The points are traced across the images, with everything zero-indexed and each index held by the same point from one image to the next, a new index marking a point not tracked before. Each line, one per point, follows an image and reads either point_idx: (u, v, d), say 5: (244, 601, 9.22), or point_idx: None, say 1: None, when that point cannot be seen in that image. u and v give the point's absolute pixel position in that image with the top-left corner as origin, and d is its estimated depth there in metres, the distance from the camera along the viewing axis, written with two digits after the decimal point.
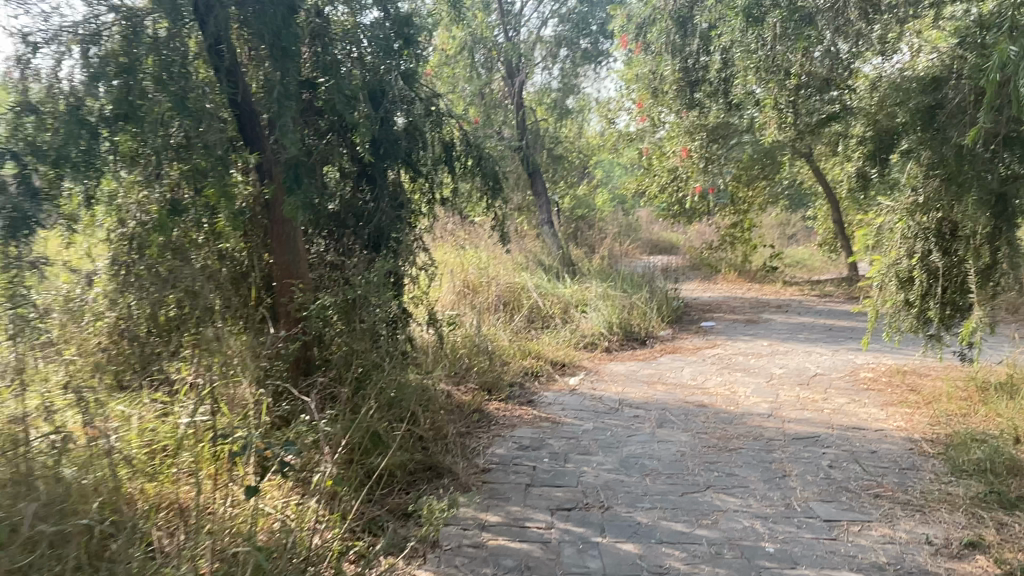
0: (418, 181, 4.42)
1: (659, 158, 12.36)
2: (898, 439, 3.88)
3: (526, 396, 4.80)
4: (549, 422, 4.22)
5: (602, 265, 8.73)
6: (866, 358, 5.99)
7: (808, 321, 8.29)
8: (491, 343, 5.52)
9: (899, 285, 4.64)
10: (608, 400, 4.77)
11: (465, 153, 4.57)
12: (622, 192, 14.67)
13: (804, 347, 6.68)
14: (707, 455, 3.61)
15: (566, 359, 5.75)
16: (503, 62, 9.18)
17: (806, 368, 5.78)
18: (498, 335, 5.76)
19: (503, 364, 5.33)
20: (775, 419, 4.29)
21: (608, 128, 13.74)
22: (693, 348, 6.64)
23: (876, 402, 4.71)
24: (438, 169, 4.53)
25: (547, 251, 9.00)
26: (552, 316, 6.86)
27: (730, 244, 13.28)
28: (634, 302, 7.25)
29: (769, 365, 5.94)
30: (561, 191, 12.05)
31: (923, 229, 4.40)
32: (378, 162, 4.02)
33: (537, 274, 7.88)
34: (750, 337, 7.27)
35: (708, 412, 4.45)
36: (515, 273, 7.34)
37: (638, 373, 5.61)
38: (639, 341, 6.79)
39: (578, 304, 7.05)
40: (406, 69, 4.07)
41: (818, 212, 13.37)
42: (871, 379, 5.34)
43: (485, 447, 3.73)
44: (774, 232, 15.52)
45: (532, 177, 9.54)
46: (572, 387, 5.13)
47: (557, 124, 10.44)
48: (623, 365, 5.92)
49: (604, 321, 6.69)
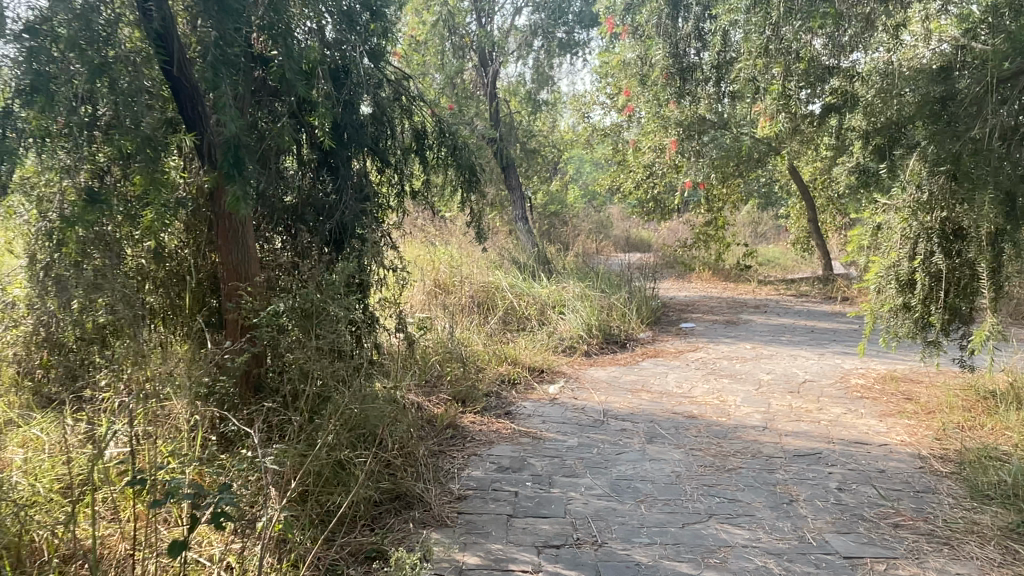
0: (386, 171, 4.02)
1: (635, 153, 12.07)
2: (905, 455, 3.60)
3: (503, 407, 4.42)
4: (529, 438, 3.86)
5: (577, 263, 8.39)
6: (856, 363, 5.75)
7: (788, 322, 8.07)
8: (464, 348, 5.13)
9: (899, 287, 4.39)
10: (591, 410, 4.43)
11: (438, 142, 4.19)
12: (595, 189, 14.37)
13: (789, 351, 6.42)
14: (704, 475, 3.28)
15: (544, 364, 5.39)
16: (475, 50, 8.83)
17: (794, 373, 5.52)
18: (472, 340, 5.37)
19: (477, 371, 4.95)
20: (772, 432, 3.99)
21: (581, 123, 13.43)
22: (675, 351, 6.34)
23: (873, 412, 4.45)
24: (408, 160, 4.14)
25: (521, 248, 8.64)
26: (528, 317, 6.49)
27: (704, 242, 13.06)
28: (612, 303, 6.93)
29: (757, 370, 5.66)
30: (534, 186, 11.68)
31: (926, 229, 4.15)
32: (340, 149, 3.63)
33: (511, 272, 7.50)
34: (732, 339, 7.01)
35: (700, 425, 4.14)
36: (488, 272, 6.95)
37: (621, 380, 5.27)
38: (619, 344, 6.46)
39: (555, 304, 6.69)
40: (374, 45, 3.77)
41: (791, 210, 13.25)
42: (864, 386, 5.09)
43: (461, 469, 3.35)
44: (747, 230, 15.39)
45: (506, 171, 9.16)
46: (552, 395, 4.78)
47: (531, 117, 10.07)
48: (604, 370, 5.59)
49: (582, 323, 6.35)
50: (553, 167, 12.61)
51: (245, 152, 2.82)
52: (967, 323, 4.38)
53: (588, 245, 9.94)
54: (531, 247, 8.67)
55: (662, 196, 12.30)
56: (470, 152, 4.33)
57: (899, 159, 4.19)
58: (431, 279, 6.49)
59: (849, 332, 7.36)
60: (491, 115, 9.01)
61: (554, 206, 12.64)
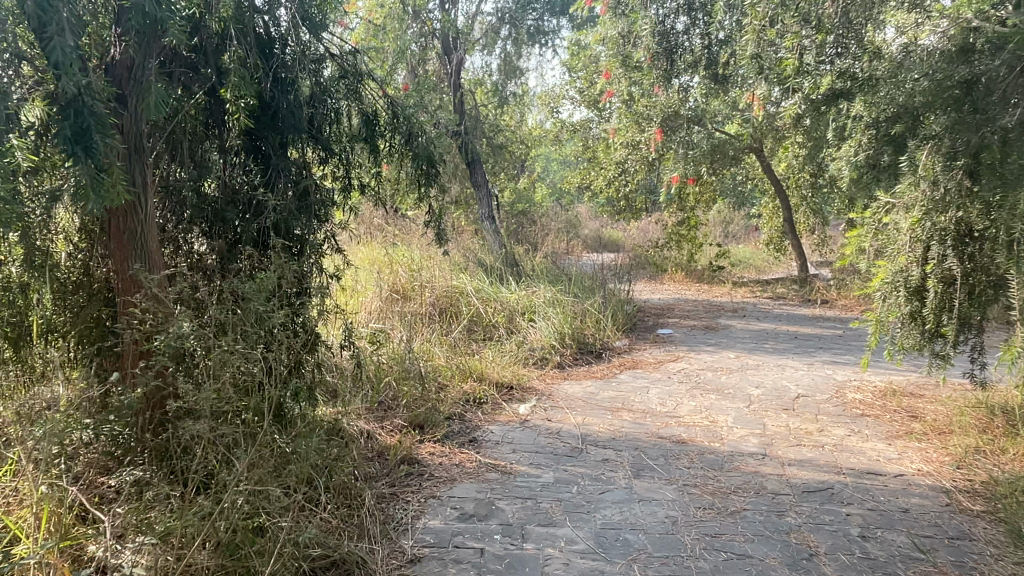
0: (330, 161, 3.45)
1: (605, 150, 11.63)
2: (926, 489, 3.16)
3: (467, 434, 3.86)
4: (497, 473, 3.32)
5: (547, 265, 7.88)
6: (849, 375, 5.35)
7: (769, 328, 7.67)
8: (424, 363, 4.56)
9: (908, 296, 3.95)
10: (568, 436, 3.90)
11: (391, 127, 3.62)
12: (563, 188, 13.87)
13: (775, 360, 5.99)
14: (704, 523, 2.78)
15: (513, 379, 4.85)
16: (438, 38, 8.31)
17: (785, 387, 5.08)
18: (435, 356, 4.79)
19: (438, 391, 4.38)
20: (773, 462, 3.52)
21: (550, 118, 12.91)
22: (655, 362, 5.85)
23: (879, 434, 4.01)
24: (355, 149, 3.59)
25: (488, 249, 8.10)
26: (494, 326, 5.96)
27: (676, 243, 12.69)
28: (587, 308, 6.42)
29: (744, 383, 5.21)
30: (501, 184, 11.13)
31: (938, 230, 3.70)
32: (270, 133, 3.11)
33: (477, 276, 6.96)
34: (713, 347, 6.55)
35: (691, 453, 3.65)
36: (452, 275, 6.38)
37: (599, 397, 4.76)
38: (593, 354, 5.97)
39: (525, 311, 6.15)
40: (313, 14, 3.21)
41: (763, 210, 12.95)
42: (862, 401, 4.66)
43: (415, 518, 2.82)
44: (718, 230, 15.08)
45: (471, 167, 8.59)
46: (523, 417, 4.24)
47: (498, 111, 9.53)
48: (579, 385, 5.07)
49: (554, 332, 5.83)
50: (522, 164, 12.08)
51: (95, 123, 2.03)
52: (978, 334, 3.98)
53: (558, 245, 9.43)
54: (498, 248, 8.13)
55: (634, 195, 11.86)
56: (433, 142, 3.76)
57: (909, 150, 3.78)
58: (388, 284, 5.90)
59: (833, 338, 6.97)
60: (455, 107, 8.45)
61: (522, 205, 12.14)
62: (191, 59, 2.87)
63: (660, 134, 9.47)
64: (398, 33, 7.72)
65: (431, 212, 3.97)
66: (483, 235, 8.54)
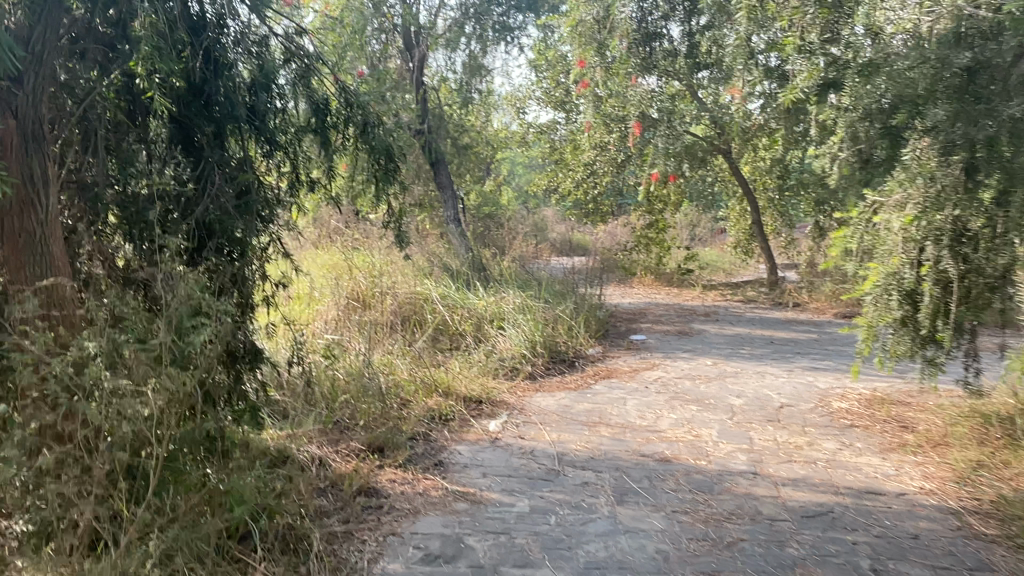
0: (276, 155, 3.06)
1: (573, 151, 11.40)
2: (933, 511, 2.92)
3: (433, 456, 3.50)
4: (466, 502, 2.97)
5: (514, 269, 7.57)
6: (832, 383, 5.14)
7: (744, 332, 7.47)
8: (383, 378, 4.19)
9: (901, 299, 3.74)
10: (542, 456, 3.57)
11: (345, 117, 3.25)
12: (530, 190, 13.56)
13: (754, 367, 5.76)
14: (700, 559, 2.49)
15: (482, 393, 4.50)
16: (400, 34, 8.01)
17: (768, 396, 4.83)
18: (398, 370, 4.41)
19: (400, 408, 4.01)
20: (767, 481, 3.25)
21: (517, 120, 12.60)
22: (631, 371, 5.56)
23: (872, 447, 3.77)
24: (303, 141, 3.22)
25: (453, 253, 7.76)
26: (461, 334, 5.62)
27: (645, 246, 12.51)
28: (558, 314, 6.10)
29: (724, 392, 4.96)
30: (466, 186, 10.80)
31: (933, 230, 3.53)
32: (202, 122, 2.74)
33: (442, 281, 6.62)
34: (689, 353, 6.30)
35: (678, 473, 3.35)
36: (416, 281, 6.03)
37: (574, 410, 4.44)
38: (566, 363, 5.66)
39: (493, 318, 5.82)
40: None
41: (730, 212, 12.86)
42: (849, 411, 4.44)
43: (371, 560, 2.47)
44: (686, 232, 14.94)
45: (436, 167, 8.25)
46: (493, 435, 3.89)
47: (463, 111, 9.19)
48: (553, 398, 4.74)
49: (525, 340, 5.50)
50: (488, 165, 11.74)
51: None
52: (971, 339, 3.81)
53: (526, 248, 9.12)
54: (464, 252, 7.78)
55: (603, 197, 11.62)
56: (393, 138, 3.42)
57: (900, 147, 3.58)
58: (346, 292, 5.52)
59: (810, 343, 6.79)
60: (418, 104, 8.11)
61: (487, 208, 11.83)
62: (108, 36, 2.49)
63: (638, 128, 9.20)
64: (358, 28, 7.32)
65: (391, 216, 3.61)
66: (448, 238, 8.17)
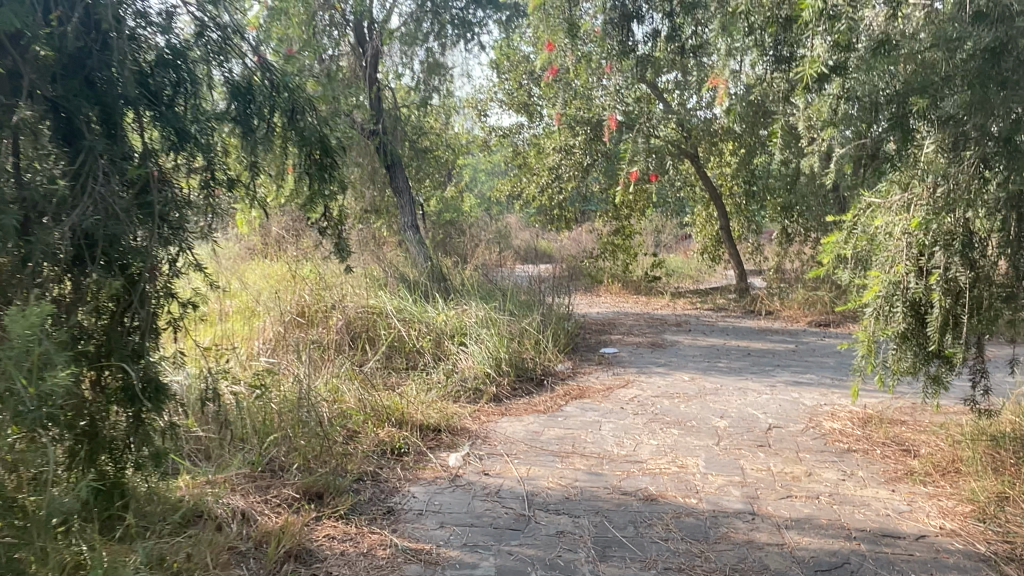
0: (185, 148, 2.54)
1: (538, 155, 11.00)
2: (964, 561, 2.53)
3: (382, 503, 2.99)
4: (421, 564, 2.48)
5: (477, 279, 7.09)
6: (819, 401, 4.78)
7: (718, 342, 7.12)
8: (327, 408, 3.67)
9: (907, 311, 3.37)
10: (510, 498, 3.08)
11: (269, 104, 2.74)
12: (492, 196, 13.09)
13: (735, 382, 5.38)
14: None
15: (440, 420, 3.99)
16: (352, 28, 7.56)
17: (754, 416, 4.43)
18: (344, 398, 3.88)
19: (345, 443, 3.48)
20: (768, 524, 2.82)
21: (478, 124, 12.14)
22: (604, 389, 5.11)
23: (877, 477, 3.39)
24: (222, 132, 2.71)
25: (412, 262, 7.30)
26: (419, 352, 5.13)
27: (612, 253, 12.16)
28: (524, 328, 5.64)
29: (707, 412, 4.55)
30: (426, 191, 10.26)
31: (943, 234, 3.19)
32: (83, 103, 2.23)
33: (398, 294, 6.12)
34: (664, 368, 5.89)
35: (666, 515, 2.91)
36: (369, 294, 5.54)
37: (544, 438, 3.96)
38: (534, 382, 5.19)
39: (454, 334, 5.34)
40: None
41: (696, 218, 12.60)
42: (843, 432, 4.06)
43: None
44: (652, 238, 14.64)
45: (392, 171, 7.84)
46: (454, 471, 3.40)
47: (422, 112, 8.72)
48: (520, 423, 4.26)
49: (488, 358, 5.01)
50: (449, 170, 11.26)
51: None
52: (978, 354, 3.47)
53: (489, 256, 8.64)
54: (423, 262, 7.28)
55: (568, 203, 11.24)
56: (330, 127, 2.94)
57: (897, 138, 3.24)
58: (291, 307, 5.00)
59: (788, 354, 6.46)
60: (372, 105, 7.72)
61: (447, 215, 11.38)
62: None
63: (613, 123, 8.82)
64: (304, 20, 6.79)
65: (327, 219, 3.09)
66: (406, 247, 7.66)
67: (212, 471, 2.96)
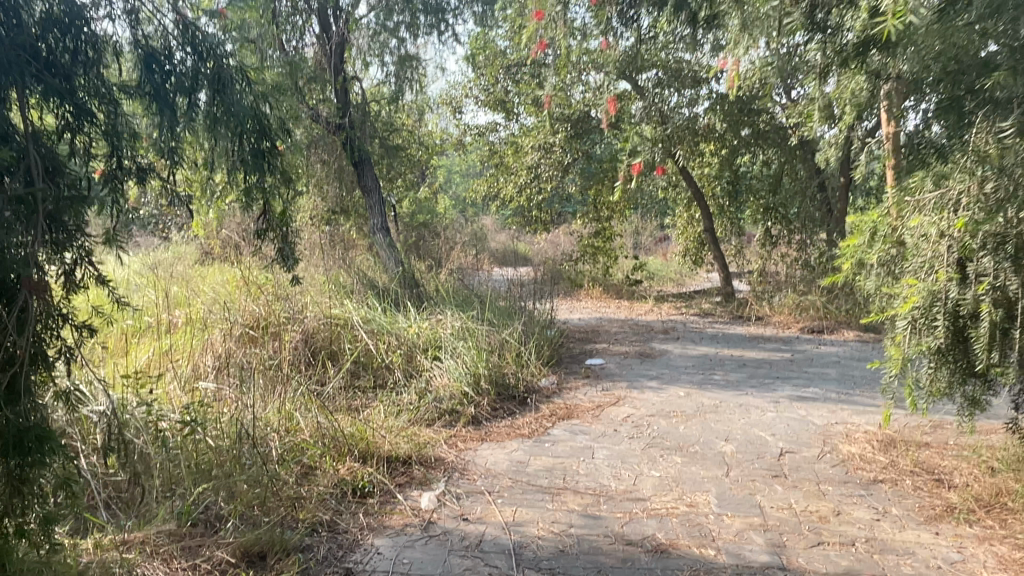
0: (84, 131, 2.06)
1: (517, 153, 10.52)
2: None
3: (339, 563, 2.48)
4: None
5: (452, 286, 6.57)
6: (830, 421, 4.36)
7: (709, 351, 6.70)
8: (280, 440, 3.19)
9: (945, 326, 2.95)
10: (495, 552, 2.59)
11: (189, 77, 2.21)
12: (468, 197, 12.59)
13: (734, 397, 4.95)
14: None
15: (412, 450, 3.49)
16: (316, 13, 7.00)
17: (762, 439, 3.98)
18: (298, 429, 3.34)
19: (298, 484, 2.96)
20: None
21: (453, 122, 11.61)
22: (594, 407, 4.63)
23: (915, 516, 2.95)
24: (132, 112, 2.23)
25: (382, 268, 6.75)
26: (389, 369, 4.62)
27: (592, 256, 11.71)
28: (505, 339, 5.16)
29: (710, 433, 4.10)
30: (398, 192, 9.71)
31: (991, 236, 2.78)
32: None
33: (366, 302, 5.60)
34: (657, 381, 5.43)
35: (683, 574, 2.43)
36: (332, 303, 5.08)
37: (531, 470, 3.47)
38: (516, 400, 4.70)
39: (427, 347, 4.84)
40: None
41: (678, 220, 12.21)
42: (865, 459, 3.64)
43: None
44: (633, 240, 14.21)
45: (359, 169, 7.25)
46: (427, 516, 2.88)
47: (393, 108, 8.19)
48: (503, 451, 3.76)
49: (466, 374, 4.52)
50: (422, 170, 10.72)
51: None
52: None
53: (465, 259, 8.12)
54: (394, 266, 6.75)
55: (547, 204, 10.80)
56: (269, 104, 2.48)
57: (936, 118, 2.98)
58: (242, 320, 4.48)
59: (786, 365, 6.05)
60: (339, 98, 7.17)
61: (421, 216, 10.89)
62: None
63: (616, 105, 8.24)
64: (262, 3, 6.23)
65: (271, 219, 2.59)
66: (375, 250, 7.12)
67: (129, 528, 2.45)
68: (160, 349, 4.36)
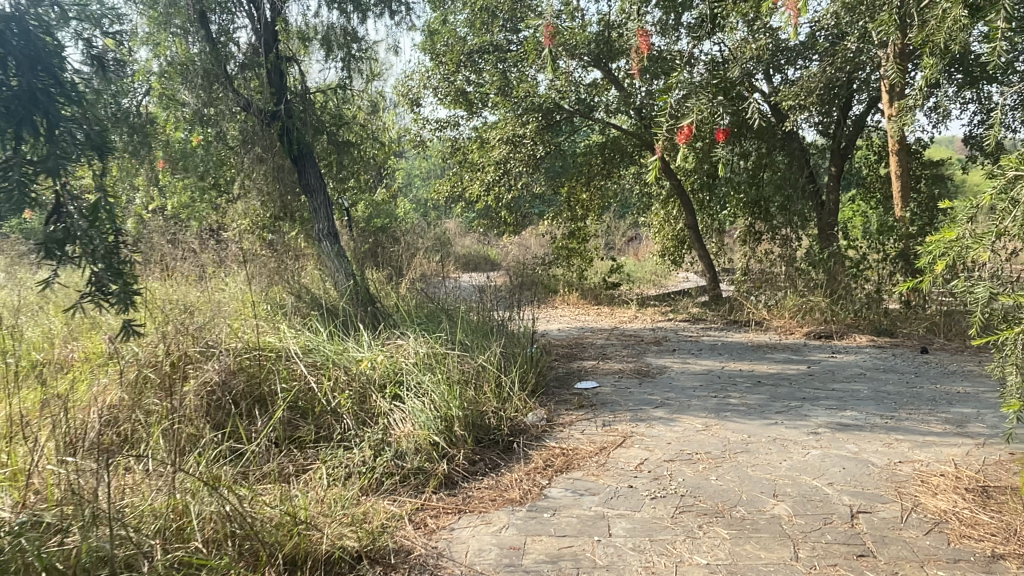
0: None
1: (483, 149, 9.54)
2: None
3: None
4: None
5: (415, 302, 5.56)
6: (894, 460, 3.48)
7: (714, 366, 5.82)
8: (157, 553, 2.14)
9: None
10: None
11: None
12: (429, 200, 11.56)
13: (764, 428, 4.05)
14: None
15: (363, 542, 2.50)
16: None
17: (821, 492, 3.09)
18: (192, 528, 2.34)
19: None
20: None
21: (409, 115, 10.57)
22: (597, 451, 3.69)
23: None
24: None
25: (329, 281, 5.69)
26: (334, 414, 3.61)
27: (566, 258, 10.79)
28: (479, 368, 4.19)
29: (753, 485, 3.18)
30: (350, 194, 8.64)
31: None
32: None
33: (305, 326, 4.56)
34: (664, 410, 4.48)
35: None
36: (260, 331, 4.05)
37: (529, 563, 2.49)
38: (498, 447, 3.72)
39: (385, 383, 3.85)
40: None
41: (654, 217, 11.36)
42: (966, 520, 2.77)
43: None
44: (607, 238, 13.33)
45: (301, 165, 6.23)
46: None
47: (341, 99, 7.14)
48: (488, 531, 2.77)
49: (435, 420, 3.52)
50: (379, 170, 9.67)
51: None
52: None
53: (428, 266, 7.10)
54: (343, 279, 5.71)
55: (515, 204, 9.80)
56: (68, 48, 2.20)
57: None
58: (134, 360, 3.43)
59: (807, 381, 5.19)
60: (268, 81, 6.03)
61: (379, 221, 9.87)
62: None
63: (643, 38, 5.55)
64: None
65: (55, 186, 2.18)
66: (321, 259, 6.07)
67: None
68: (27, 405, 3.30)
